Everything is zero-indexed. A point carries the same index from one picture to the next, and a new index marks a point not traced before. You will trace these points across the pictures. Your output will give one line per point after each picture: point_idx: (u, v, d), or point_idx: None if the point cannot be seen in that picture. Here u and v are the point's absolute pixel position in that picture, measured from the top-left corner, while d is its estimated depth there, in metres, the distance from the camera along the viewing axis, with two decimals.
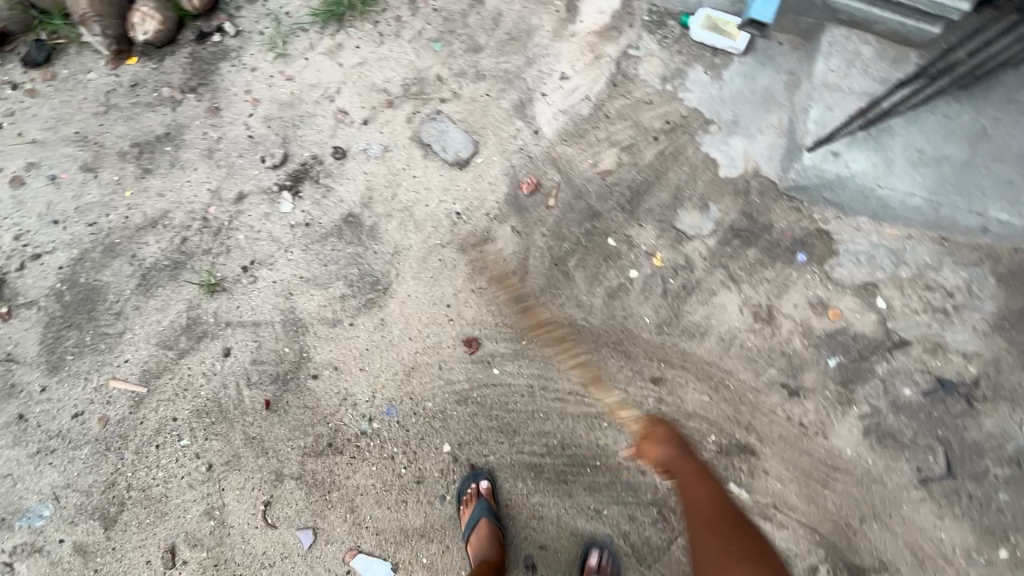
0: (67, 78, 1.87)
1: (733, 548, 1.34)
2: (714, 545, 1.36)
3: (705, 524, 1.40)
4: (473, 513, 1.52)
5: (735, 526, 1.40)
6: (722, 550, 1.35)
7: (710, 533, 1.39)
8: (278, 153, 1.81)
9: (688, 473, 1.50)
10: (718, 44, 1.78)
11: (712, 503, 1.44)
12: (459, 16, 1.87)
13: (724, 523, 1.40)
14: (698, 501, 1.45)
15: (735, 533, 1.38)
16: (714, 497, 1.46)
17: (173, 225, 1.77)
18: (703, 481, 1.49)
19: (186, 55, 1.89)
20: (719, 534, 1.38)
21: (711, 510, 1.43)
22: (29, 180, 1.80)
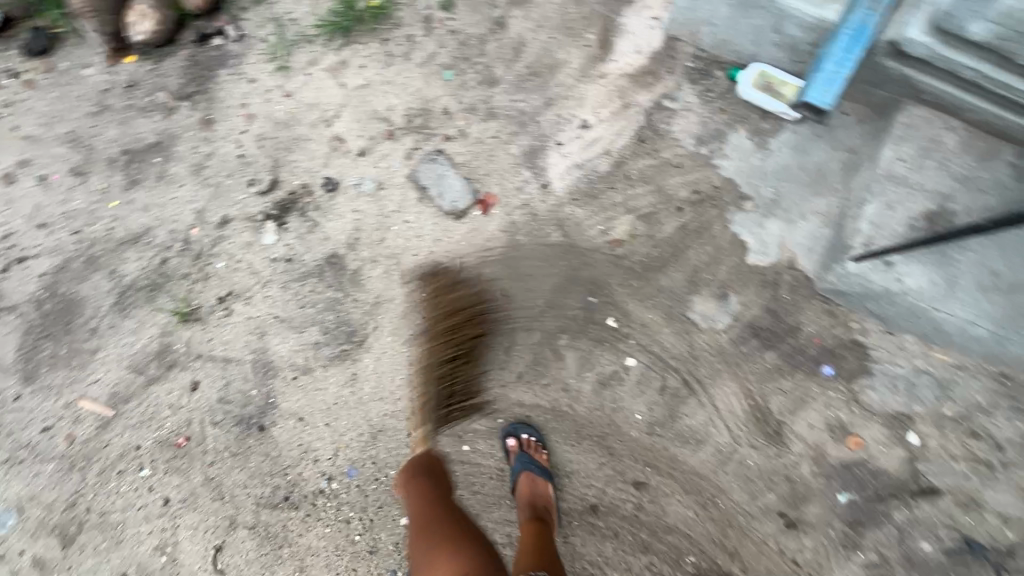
0: (65, 72, 1.78)
1: (439, 530, 1.23)
2: (429, 539, 1.21)
3: (420, 520, 1.27)
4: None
5: (442, 517, 1.27)
6: (440, 541, 1.20)
7: (424, 525, 1.26)
8: (267, 178, 1.69)
9: (414, 489, 1.37)
10: (772, 108, 1.51)
11: (425, 495, 1.34)
12: (476, 42, 1.66)
13: (445, 528, 1.23)
14: (419, 510, 1.30)
15: (447, 523, 1.25)
16: (426, 493, 1.35)
17: (154, 243, 1.69)
18: (424, 491, 1.35)
19: (185, 58, 1.76)
20: (428, 526, 1.25)
21: (432, 509, 1.30)
22: (20, 179, 1.75)
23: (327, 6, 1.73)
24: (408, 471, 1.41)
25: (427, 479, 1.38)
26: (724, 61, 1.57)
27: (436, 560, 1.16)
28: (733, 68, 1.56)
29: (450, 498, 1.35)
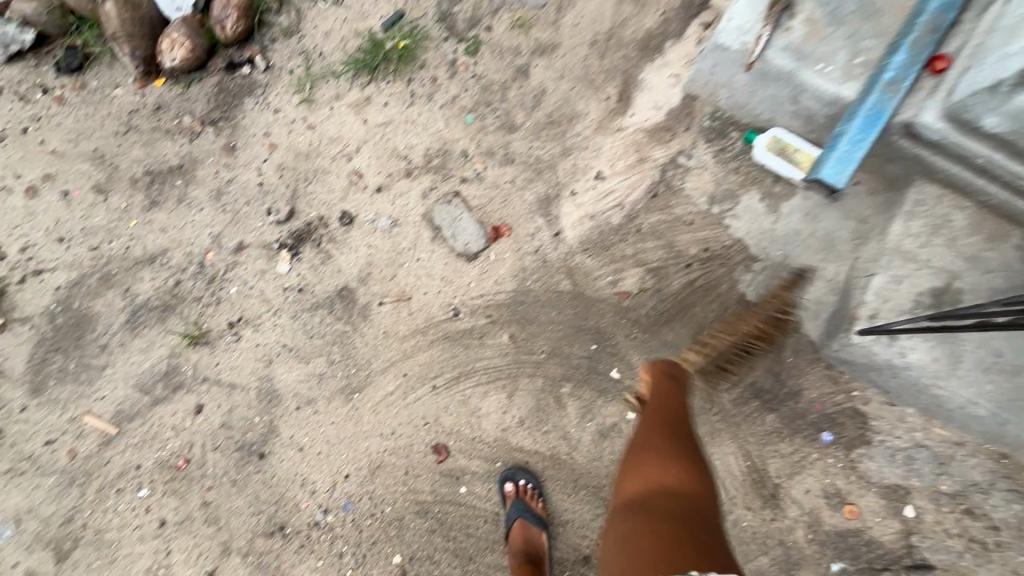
0: (95, 90, 1.83)
1: (659, 451, 1.16)
2: (664, 440, 1.19)
3: (658, 423, 1.24)
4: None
5: (674, 432, 1.22)
6: (659, 450, 1.17)
7: (658, 429, 1.23)
8: (285, 208, 1.72)
9: (663, 393, 1.33)
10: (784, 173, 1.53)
11: (676, 407, 1.30)
12: (498, 87, 1.70)
13: (664, 437, 1.20)
14: (659, 410, 1.28)
15: (683, 441, 1.20)
16: (681, 406, 1.30)
17: (169, 264, 1.72)
18: (672, 398, 1.32)
19: (212, 84, 1.81)
20: (659, 434, 1.21)
21: (676, 420, 1.26)
22: (44, 193, 1.78)
23: (355, 43, 1.77)
24: (665, 379, 1.36)
25: (681, 397, 1.33)
26: (740, 123, 1.59)
27: (647, 466, 1.14)
28: (748, 131, 1.58)
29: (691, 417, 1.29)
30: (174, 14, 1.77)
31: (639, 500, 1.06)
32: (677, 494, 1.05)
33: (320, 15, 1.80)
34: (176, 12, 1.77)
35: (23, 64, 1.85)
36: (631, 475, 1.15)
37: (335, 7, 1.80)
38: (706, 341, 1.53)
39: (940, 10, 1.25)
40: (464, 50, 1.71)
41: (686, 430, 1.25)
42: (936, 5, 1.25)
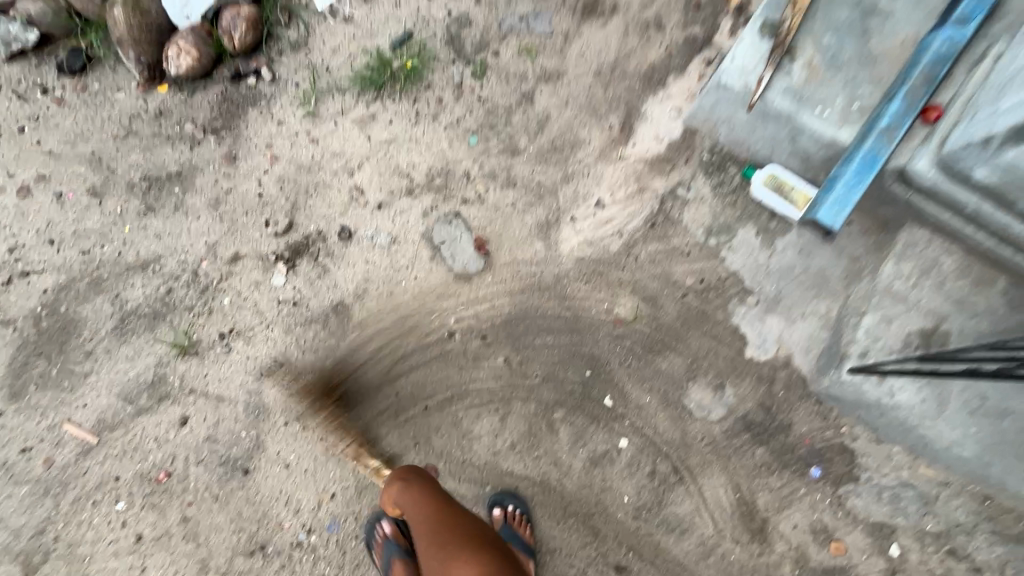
0: (96, 93, 1.81)
1: (448, 536, 1.16)
2: (437, 558, 1.13)
3: (432, 535, 1.17)
4: (385, 551, 1.48)
5: (449, 518, 1.21)
6: (450, 556, 1.11)
7: (432, 538, 1.17)
8: (283, 220, 1.71)
9: (414, 498, 1.27)
10: (781, 211, 1.57)
11: (428, 498, 1.26)
12: (503, 112, 1.72)
13: (445, 535, 1.17)
14: (418, 523, 1.21)
15: (452, 530, 1.18)
16: (430, 499, 1.26)
17: (162, 272, 1.69)
18: (417, 489, 1.29)
19: (216, 93, 1.80)
20: (438, 534, 1.17)
21: (433, 518, 1.21)
22: (37, 193, 1.76)
23: (363, 60, 1.78)
24: (411, 475, 1.33)
25: (434, 488, 1.30)
26: (739, 158, 1.62)
27: (451, 569, 1.09)
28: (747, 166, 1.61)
29: (457, 502, 1.27)
30: (182, 22, 1.76)
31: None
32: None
33: (329, 30, 1.82)
34: (184, 20, 1.76)
35: (23, 63, 1.83)
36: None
37: (343, 24, 1.81)
38: (699, 370, 1.56)
39: (934, 62, 1.29)
40: (471, 73, 1.73)
41: (455, 512, 1.24)
42: (930, 57, 1.30)
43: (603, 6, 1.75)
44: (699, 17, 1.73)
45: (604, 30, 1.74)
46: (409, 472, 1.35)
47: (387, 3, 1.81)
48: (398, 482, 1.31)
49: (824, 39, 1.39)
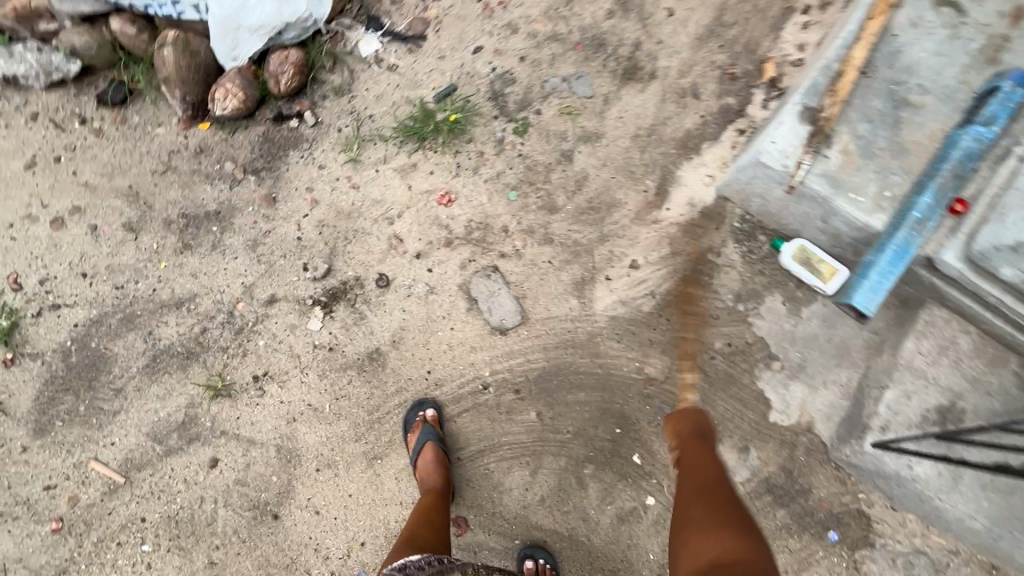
0: (136, 126, 1.82)
1: (715, 502, 1.16)
2: (699, 508, 1.16)
3: (696, 490, 1.22)
4: (420, 437, 1.55)
5: (717, 487, 1.21)
6: (710, 516, 1.12)
7: (697, 494, 1.21)
8: (322, 265, 1.72)
9: (699, 452, 1.33)
10: (807, 280, 1.62)
11: (706, 457, 1.31)
12: (543, 169, 1.76)
13: (707, 501, 1.17)
14: (691, 471, 1.28)
15: (722, 501, 1.16)
16: (710, 460, 1.31)
17: (197, 311, 1.70)
18: (705, 454, 1.32)
19: (258, 133, 1.82)
20: (705, 494, 1.19)
21: (700, 485, 1.23)
22: (70, 225, 1.75)
23: (406, 109, 1.82)
24: (699, 425, 1.41)
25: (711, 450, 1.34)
26: (768, 227, 1.70)
27: (705, 527, 1.10)
28: (776, 237, 1.69)
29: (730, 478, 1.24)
30: (229, 62, 1.76)
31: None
32: (736, 561, 0.99)
33: (373, 78, 1.85)
34: (232, 61, 1.76)
35: (62, 92, 1.83)
36: (686, 555, 1.08)
37: (387, 72, 1.85)
38: (724, 432, 1.62)
39: (963, 158, 1.38)
40: (513, 129, 1.78)
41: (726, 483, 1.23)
42: (959, 152, 1.38)
43: (641, 72, 1.82)
44: (732, 88, 1.81)
45: (642, 95, 1.81)
46: (698, 419, 1.43)
47: (432, 55, 1.85)
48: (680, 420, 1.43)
49: (858, 127, 1.48)
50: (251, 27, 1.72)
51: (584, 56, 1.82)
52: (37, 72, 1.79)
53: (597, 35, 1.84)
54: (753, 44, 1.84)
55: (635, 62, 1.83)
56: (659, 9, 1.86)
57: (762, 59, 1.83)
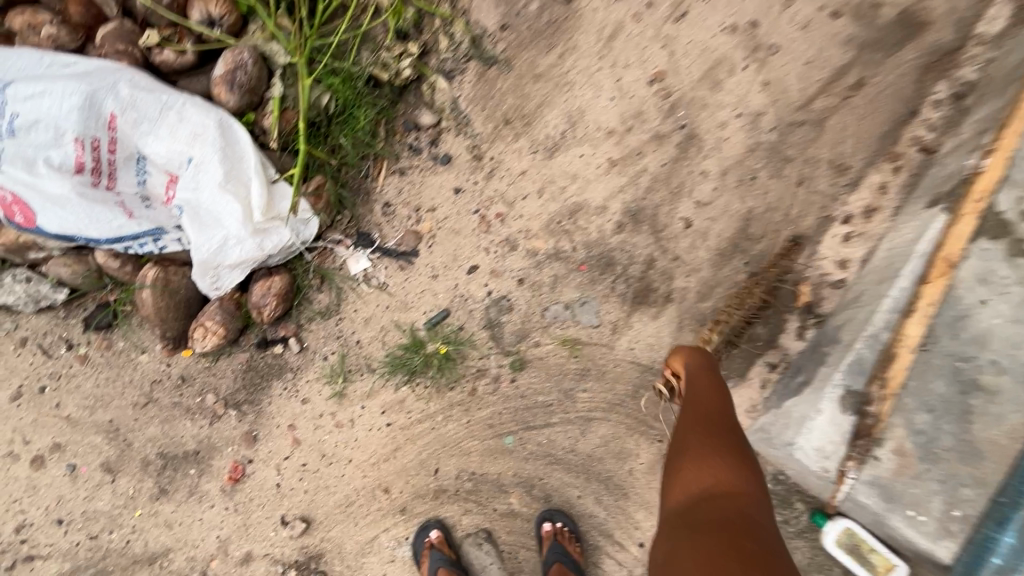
0: (120, 352, 1.74)
1: (714, 431, 1.15)
2: (695, 438, 1.15)
3: (697, 419, 1.19)
4: (432, 565, 1.49)
5: (712, 425, 1.17)
6: (704, 445, 1.12)
7: (698, 424, 1.18)
8: (299, 521, 1.59)
9: (705, 387, 1.25)
10: (857, 570, 1.36)
11: (708, 391, 1.24)
12: (542, 411, 1.58)
13: (726, 434, 1.15)
14: (694, 404, 1.22)
15: (727, 436, 1.14)
16: (715, 392, 1.24)
17: (171, 569, 1.60)
18: (708, 392, 1.24)
19: (241, 361, 1.71)
20: (699, 429, 1.15)
21: (712, 413, 1.19)
22: (49, 464, 1.68)
23: (395, 336, 1.68)
24: (699, 363, 1.33)
25: (723, 390, 1.26)
26: (807, 495, 1.45)
27: (719, 467, 1.07)
28: (817, 509, 1.43)
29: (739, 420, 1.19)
30: (212, 293, 1.66)
31: (708, 516, 0.98)
32: (715, 493, 1.03)
33: (361, 298, 1.72)
34: (214, 291, 1.66)
35: (52, 315, 1.78)
36: (685, 470, 1.11)
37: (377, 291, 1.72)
38: None
39: None
40: (510, 365, 1.61)
41: (731, 417, 1.20)
42: None
43: (655, 295, 1.62)
44: (761, 314, 1.59)
45: (656, 322, 1.61)
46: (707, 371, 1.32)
47: (424, 273, 1.71)
48: (685, 360, 1.35)
49: (917, 419, 1.26)
50: (231, 265, 1.62)
51: (590, 278, 1.64)
52: (25, 301, 1.73)
53: (605, 252, 1.66)
54: (786, 261, 1.61)
55: (648, 282, 1.63)
56: (675, 219, 1.66)
57: (796, 279, 1.60)
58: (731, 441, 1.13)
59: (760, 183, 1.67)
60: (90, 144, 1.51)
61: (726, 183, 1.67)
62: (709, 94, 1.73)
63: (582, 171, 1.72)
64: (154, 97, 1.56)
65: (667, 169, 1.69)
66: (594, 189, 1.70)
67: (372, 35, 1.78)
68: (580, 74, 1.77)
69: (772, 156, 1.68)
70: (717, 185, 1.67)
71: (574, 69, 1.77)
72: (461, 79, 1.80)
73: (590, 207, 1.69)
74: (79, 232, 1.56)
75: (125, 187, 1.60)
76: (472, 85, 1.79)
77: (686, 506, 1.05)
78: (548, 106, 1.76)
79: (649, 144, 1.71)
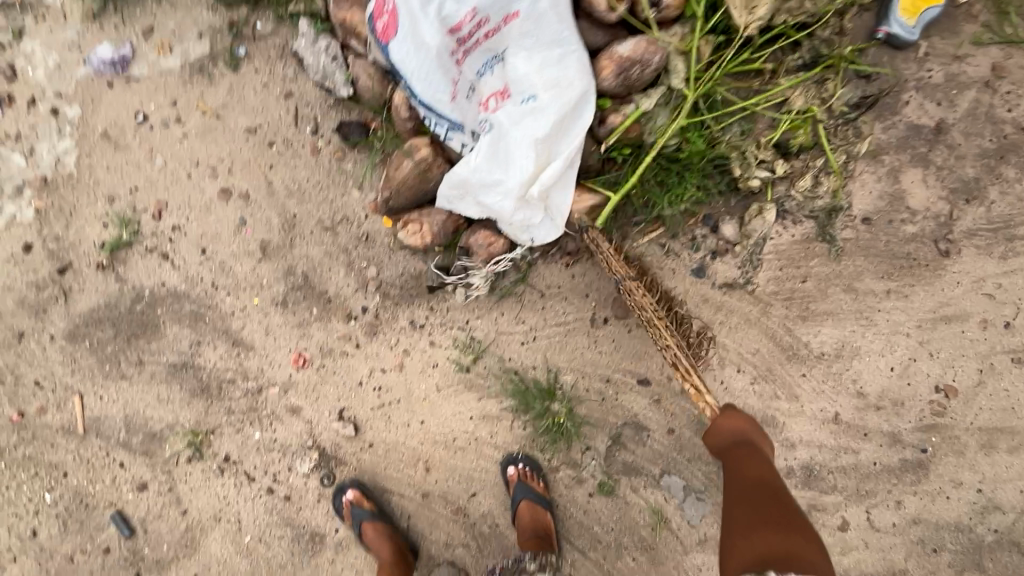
0: (344, 173, 1.79)
1: (760, 488, 1.24)
2: (748, 505, 1.20)
3: (745, 483, 1.26)
4: (352, 520, 1.58)
5: (768, 485, 1.24)
6: (751, 512, 1.18)
7: (741, 487, 1.26)
8: (352, 424, 1.66)
9: (741, 453, 1.34)
10: None
11: (745, 459, 1.31)
12: (588, 539, 1.61)
13: (771, 493, 1.22)
14: (734, 471, 1.31)
15: (778, 499, 1.21)
16: (753, 459, 1.32)
17: (242, 362, 1.71)
18: (741, 457, 1.33)
19: (415, 268, 1.73)
20: (747, 499, 1.21)
21: (739, 478, 1.29)
22: (231, 204, 1.79)
23: (537, 373, 1.66)
24: (735, 431, 1.39)
25: (762, 458, 1.34)
26: None
27: (787, 540, 1.11)
28: None
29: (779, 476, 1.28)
30: (443, 203, 1.62)
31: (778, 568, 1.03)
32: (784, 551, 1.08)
33: (541, 315, 1.69)
34: (446, 203, 1.62)
35: (322, 95, 1.82)
36: (736, 535, 1.16)
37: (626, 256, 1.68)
38: None
39: None
40: (598, 482, 1.61)
41: (773, 480, 1.27)
42: None
43: None
44: None
45: None
46: (749, 436, 1.38)
47: (602, 342, 1.66)
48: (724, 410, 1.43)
49: None
50: (480, 203, 1.59)
51: None
52: (317, 70, 1.78)
53: None
54: None
55: None
56: (835, 511, 1.55)
57: None
58: (770, 494, 1.22)
59: (932, 557, 1.54)
60: (479, 19, 1.48)
61: (906, 530, 1.54)
62: (975, 449, 1.55)
63: (823, 410, 1.59)
64: (557, 27, 1.49)
65: (874, 469, 1.56)
66: (799, 422, 1.58)
67: (755, 120, 1.64)
68: (885, 322, 1.60)
69: (969, 549, 1.54)
70: (897, 523, 1.54)
71: (887, 313, 1.61)
72: (788, 226, 1.66)
73: (782, 433, 1.58)
74: (407, 77, 1.54)
75: (466, 70, 1.57)
76: (792, 240, 1.65)
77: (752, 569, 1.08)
78: (833, 321, 1.61)
79: (882, 435, 1.57)
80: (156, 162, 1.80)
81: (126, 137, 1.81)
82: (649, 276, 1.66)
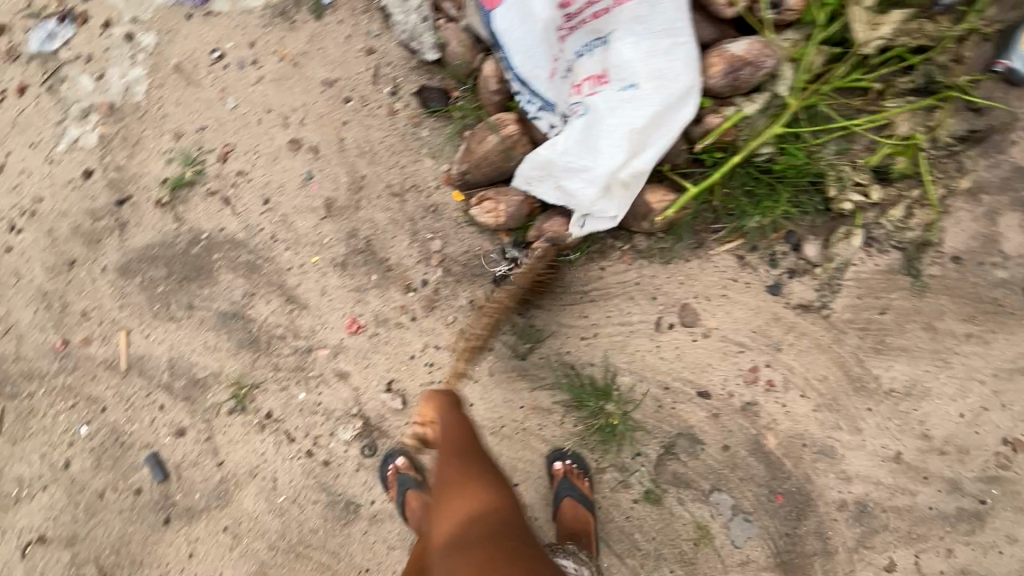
0: (418, 139, 1.73)
1: (466, 458, 1.35)
2: (451, 471, 1.33)
3: (449, 450, 1.38)
4: (398, 487, 1.57)
5: (468, 452, 1.37)
6: (453, 484, 1.30)
7: (450, 455, 1.36)
8: (399, 398, 1.63)
9: (451, 424, 1.43)
10: None
11: (456, 427, 1.42)
12: (626, 545, 1.57)
13: (470, 455, 1.36)
14: (446, 441, 1.40)
15: (477, 461, 1.34)
16: (461, 424, 1.43)
17: (294, 320, 1.66)
18: (453, 428, 1.43)
19: (480, 248, 1.68)
20: (457, 457, 1.36)
21: (451, 445, 1.39)
22: (299, 156, 1.73)
23: (594, 371, 1.61)
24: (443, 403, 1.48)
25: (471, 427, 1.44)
26: None
27: (471, 501, 1.26)
28: None
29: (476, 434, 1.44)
30: (521, 183, 1.56)
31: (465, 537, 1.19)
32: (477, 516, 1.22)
33: (604, 313, 1.64)
34: (525, 184, 1.55)
35: (405, 56, 1.75)
36: (450, 502, 1.27)
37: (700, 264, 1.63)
38: None
39: None
40: (644, 489, 1.57)
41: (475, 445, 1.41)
42: None
43: None
44: None
45: None
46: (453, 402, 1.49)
47: (665, 349, 1.61)
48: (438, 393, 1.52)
49: None
50: (562, 187, 1.52)
51: (775, 508, 1.55)
52: (405, 30, 1.71)
53: (805, 505, 1.54)
54: None
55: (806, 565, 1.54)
56: (883, 550, 1.52)
57: None
58: (473, 461, 1.35)
59: None
60: None
61: None
62: None
63: (885, 447, 1.55)
64: (670, 14, 1.39)
65: (929, 514, 1.52)
66: (858, 456, 1.55)
67: (852, 139, 1.58)
68: (961, 366, 1.55)
69: None
70: (946, 570, 1.51)
71: (964, 357, 1.55)
72: (873, 255, 1.60)
73: (839, 465, 1.55)
74: (508, 49, 1.50)
75: (567, 49, 1.50)
76: (875, 269, 1.59)
77: (458, 530, 1.22)
78: (906, 358, 1.57)
79: (942, 480, 1.53)
80: (227, 103, 1.74)
81: (199, 73, 1.75)
82: (719, 287, 1.63)
